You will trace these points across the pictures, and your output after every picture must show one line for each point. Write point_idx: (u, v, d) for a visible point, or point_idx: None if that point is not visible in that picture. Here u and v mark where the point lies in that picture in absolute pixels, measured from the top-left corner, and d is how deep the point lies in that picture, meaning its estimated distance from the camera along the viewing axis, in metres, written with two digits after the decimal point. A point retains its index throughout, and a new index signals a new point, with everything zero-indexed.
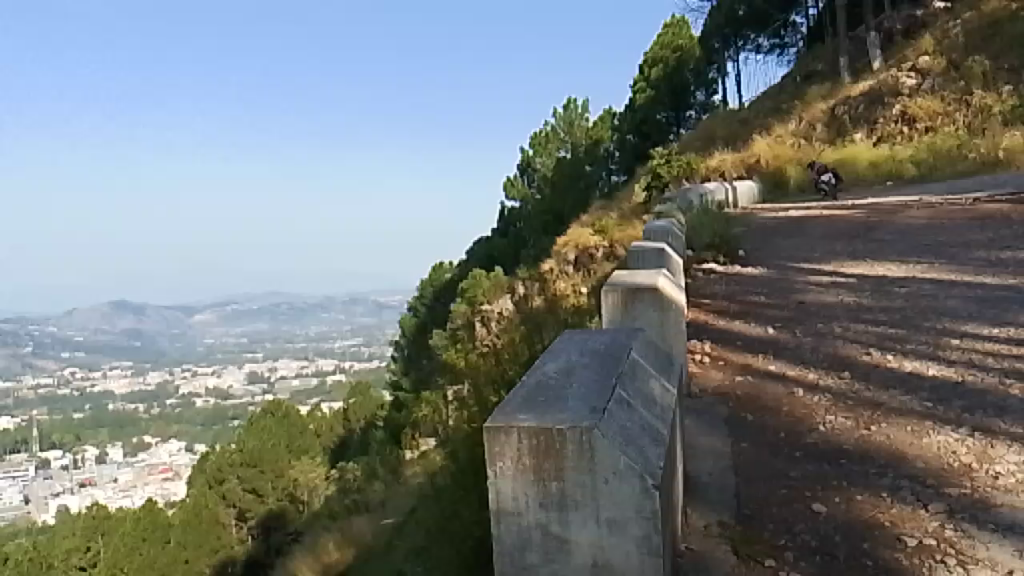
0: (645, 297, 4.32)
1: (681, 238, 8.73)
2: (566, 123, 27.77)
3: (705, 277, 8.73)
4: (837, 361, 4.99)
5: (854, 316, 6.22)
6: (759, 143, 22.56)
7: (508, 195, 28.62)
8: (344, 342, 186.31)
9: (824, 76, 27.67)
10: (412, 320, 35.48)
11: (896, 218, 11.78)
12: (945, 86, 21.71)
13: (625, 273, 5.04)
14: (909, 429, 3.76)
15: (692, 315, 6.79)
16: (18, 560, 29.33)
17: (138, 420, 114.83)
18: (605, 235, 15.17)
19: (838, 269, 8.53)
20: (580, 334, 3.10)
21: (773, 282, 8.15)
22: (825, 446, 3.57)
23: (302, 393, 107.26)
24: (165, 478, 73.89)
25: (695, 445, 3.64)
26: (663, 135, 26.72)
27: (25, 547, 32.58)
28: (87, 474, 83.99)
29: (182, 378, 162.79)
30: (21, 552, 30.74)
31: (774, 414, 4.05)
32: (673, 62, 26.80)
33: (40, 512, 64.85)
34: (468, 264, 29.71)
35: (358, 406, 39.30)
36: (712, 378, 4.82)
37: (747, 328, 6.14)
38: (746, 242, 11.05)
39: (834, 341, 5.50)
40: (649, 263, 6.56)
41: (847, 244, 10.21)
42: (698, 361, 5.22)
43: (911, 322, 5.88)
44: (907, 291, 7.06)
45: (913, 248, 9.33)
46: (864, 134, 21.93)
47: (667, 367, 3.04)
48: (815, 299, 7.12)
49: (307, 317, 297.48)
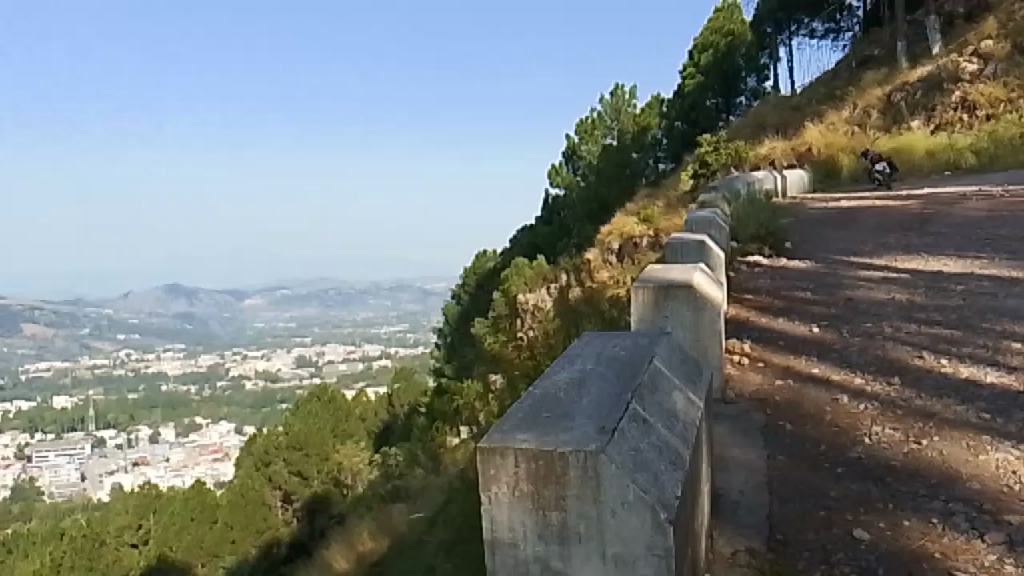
0: (679, 294, 4.05)
1: (725, 230, 8.38)
2: (613, 110, 27.12)
3: (749, 271, 8.37)
4: (887, 365, 4.65)
5: (907, 315, 5.85)
6: (811, 131, 21.88)
7: (553, 183, 28.17)
8: (390, 329, 187.46)
9: (880, 61, 26.70)
10: (455, 306, 35.51)
11: (954, 210, 11.22)
12: (1009, 72, 20.81)
13: (658, 267, 4.77)
14: (965, 444, 3.43)
15: (733, 311, 6.47)
16: (73, 535, 30.39)
17: (190, 400, 117.27)
18: (650, 225, 14.78)
19: (891, 264, 8.11)
20: (602, 336, 2.86)
21: (820, 276, 7.76)
22: (871, 462, 3.28)
23: (349, 377, 108.24)
24: (216, 459, 75.15)
25: (726, 458, 3.37)
26: (711, 122, 26.23)
27: (81, 523, 33.66)
28: (141, 454, 85.99)
29: (233, 360, 165.83)
30: (76, 528, 31.91)
31: (816, 424, 3.76)
32: (723, 48, 26.34)
33: (96, 488, 66.57)
34: (512, 252, 29.54)
35: (403, 391, 39.02)
36: (750, 381, 4.52)
37: (791, 326, 5.82)
38: (794, 233, 10.64)
39: (884, 342, 5.16)
40: (689, 256, 6.27)
41: (901, 237, 9.75)
42: (736, 362, 4.92)
43: (968, 323, 5.49)
44: (963, 289, 6.64)
45: (972, 242, 8.83)
46: (921, 122, 21.16)
47: (695, 375, 2.78)
48: (864, 296, 6.74)
49: (354, 303, 299.63)
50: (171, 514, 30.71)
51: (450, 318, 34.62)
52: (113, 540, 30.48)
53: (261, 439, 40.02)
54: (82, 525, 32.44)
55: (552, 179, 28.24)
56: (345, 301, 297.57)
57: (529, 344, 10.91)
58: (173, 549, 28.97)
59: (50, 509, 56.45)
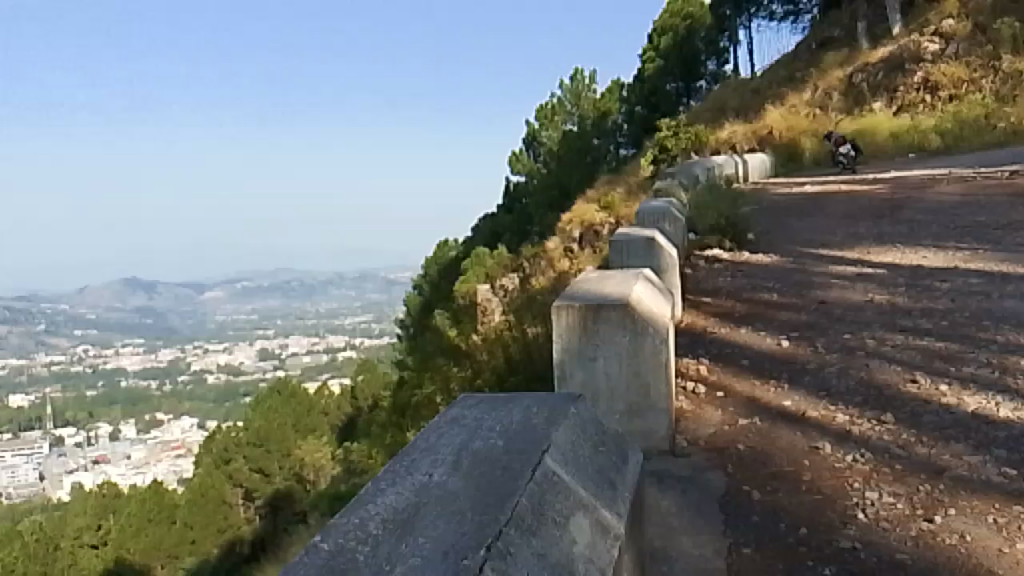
0: (611, 315, 3.10)
1: (681, 222, 7.45)
2: (572, 95, 25.95)
3: (708, 267, 7.49)
4: (875, 394, 3.75)
5: (890, 323, 4.98)
6: (772, 114, 21.17)
7: (514, 171, 26.73)
8: (355, 319, 184.97)
9: (841, 43, 26.10)
10: (417, 298, 34.44)
11: (925, 194, 10.48)
12: (970, 51, 20.30)
13: (590, 278, 3.82)
14: (993, 521, 2.53)
15: (688, 319, 5.56)
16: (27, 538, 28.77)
17: (152, 396, 114.14)
18: (611, 212, 13.86)
19: (863, 258, 7.27)
20: (488, 406, 1.88)
21: (786, 273, 6.89)
22: (870, 558, 2.36)
23: (314, 369, 106.62)
24: (180, 455, 73.00)
25: (672, 558, 2.44)
26: (672, 107, 25.54)
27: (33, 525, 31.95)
28: (101, 451, 82.89)
29: (194, 353, 162.41)
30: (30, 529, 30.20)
31: (791, 490, 2.84)
32: (683, 31, 25.81)
33: (55, 488, 64.10)
34: (472, 241, 28.45)
35: (366, 383, 37.51)
36: (707, 420, 3.60)
37: (756, 338, 4.93)
38: (756, 223, 9.81)
39: (868, 360, 4.27)
40: (636, 257, 5.39)
41: (871, 225, 8.98)
42: (689, 391, 3.99)
43: (964, 333, 4.63)
44: (951, 288, 5.80)
45: (949, 231, 8.04)
46: (883, 103, 20.56)
47: (613, 473, 1.76)
48: (838, 297, 5.89)
49: (318, 294, 296.42)
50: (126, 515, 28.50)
51: (412, 308, 33.53)
52: (69, 542, 28.86)
53: (221, 435, 38.69)
54: (34, 527, 30.63)
55: (512, 167, 26.93)
56: (309, 293, 294.57)
57: (475, 341, 9.93)
58: (130, 551, 27.28)
59: (7, 510, 54.14)
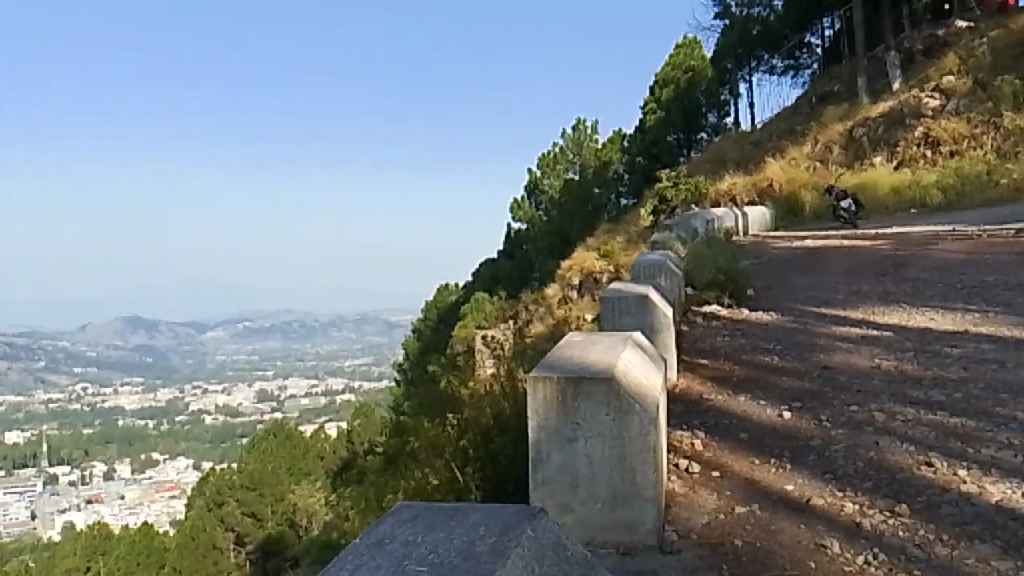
0: (594, 391, 2.77)
1: (677, 277, 7.15)
2: (574, 144, 25.87)
3: (706, 324, 7.17)
4: (886, 479, 3.39)
5: (900, 394, 4.64)
6: (772, 166, 21.10)
7: (515, 218, 26.56)
8: (355, 360, 183.83)
9: (841, 97, 26.15)
10: (415, 342, 34.06)
11: (930, 252, 10.21)
12: (971, 107, 20.29)
13: (574, 344, 3.48)
14: None
15: (683, 383, 5.23)
16: None
17: (148, 436, 112.66)
18: (611, 259, 13.57)
19: (868, 318, 6.94)
20: (422, 526, 1.54)
21: (787, 334, 6.56)
22: None
23: (312, 411, 105.46)
24: (173, 497, 71.62)
25: None
26: (673, 157, 25.46)
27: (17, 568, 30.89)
28: (93, 491, 81.32)
29: (192, 391, 161.08)
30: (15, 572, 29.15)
31: None
32: (685, 83, 25.78)
33: (46, 526, 62.69)
34: (473, 286, 28.17)
35: (362, 427, 36.77)
36: (699, 507, 3.24)
37: (755, 408, 4.57)
38: (755, 277, 9.52)
39: (878, 437, 3.91)
40: (628, 316, 5.07)
41: (875, 283, 8.68)
42: (684, 470, 3.63)
43: (979, 408, 4.29)
44: (962, 354, 5.47)
45: (956, 291, 7.73)
46: (884, 157, 20.47)
47: None
48: (842, 361, 5.57)
49: (318, 336, 295.59)
50: (115, 559, 27.44)
51: (411, 353, 33.11)
52: None
53: (215, 477, 37.94)
54: (21, 570, 29.81)
55: (514, 214, 26.74)
56: (309, 335, 293.78)
57: (464, 392, 9.56)
58: None
59: None
